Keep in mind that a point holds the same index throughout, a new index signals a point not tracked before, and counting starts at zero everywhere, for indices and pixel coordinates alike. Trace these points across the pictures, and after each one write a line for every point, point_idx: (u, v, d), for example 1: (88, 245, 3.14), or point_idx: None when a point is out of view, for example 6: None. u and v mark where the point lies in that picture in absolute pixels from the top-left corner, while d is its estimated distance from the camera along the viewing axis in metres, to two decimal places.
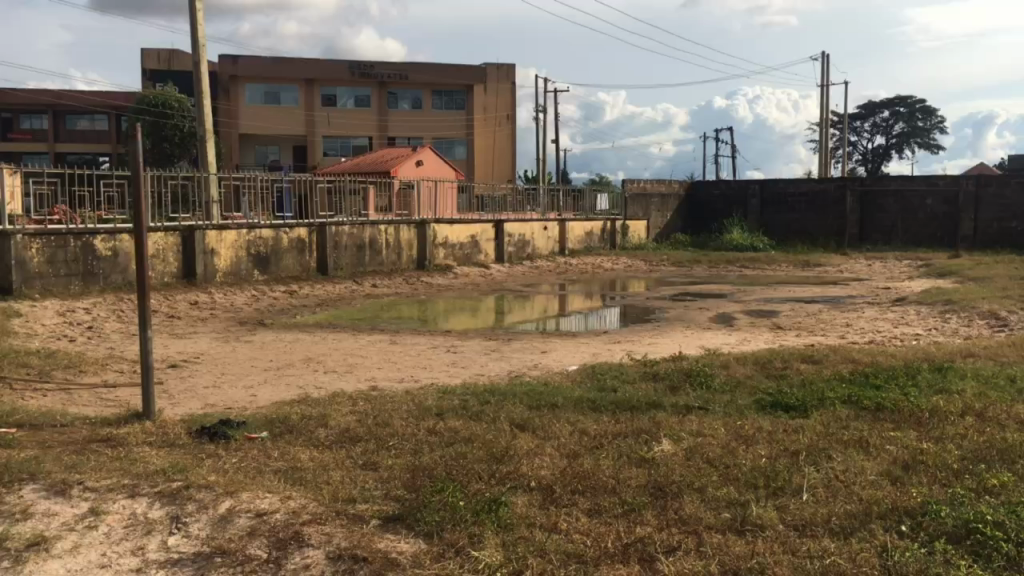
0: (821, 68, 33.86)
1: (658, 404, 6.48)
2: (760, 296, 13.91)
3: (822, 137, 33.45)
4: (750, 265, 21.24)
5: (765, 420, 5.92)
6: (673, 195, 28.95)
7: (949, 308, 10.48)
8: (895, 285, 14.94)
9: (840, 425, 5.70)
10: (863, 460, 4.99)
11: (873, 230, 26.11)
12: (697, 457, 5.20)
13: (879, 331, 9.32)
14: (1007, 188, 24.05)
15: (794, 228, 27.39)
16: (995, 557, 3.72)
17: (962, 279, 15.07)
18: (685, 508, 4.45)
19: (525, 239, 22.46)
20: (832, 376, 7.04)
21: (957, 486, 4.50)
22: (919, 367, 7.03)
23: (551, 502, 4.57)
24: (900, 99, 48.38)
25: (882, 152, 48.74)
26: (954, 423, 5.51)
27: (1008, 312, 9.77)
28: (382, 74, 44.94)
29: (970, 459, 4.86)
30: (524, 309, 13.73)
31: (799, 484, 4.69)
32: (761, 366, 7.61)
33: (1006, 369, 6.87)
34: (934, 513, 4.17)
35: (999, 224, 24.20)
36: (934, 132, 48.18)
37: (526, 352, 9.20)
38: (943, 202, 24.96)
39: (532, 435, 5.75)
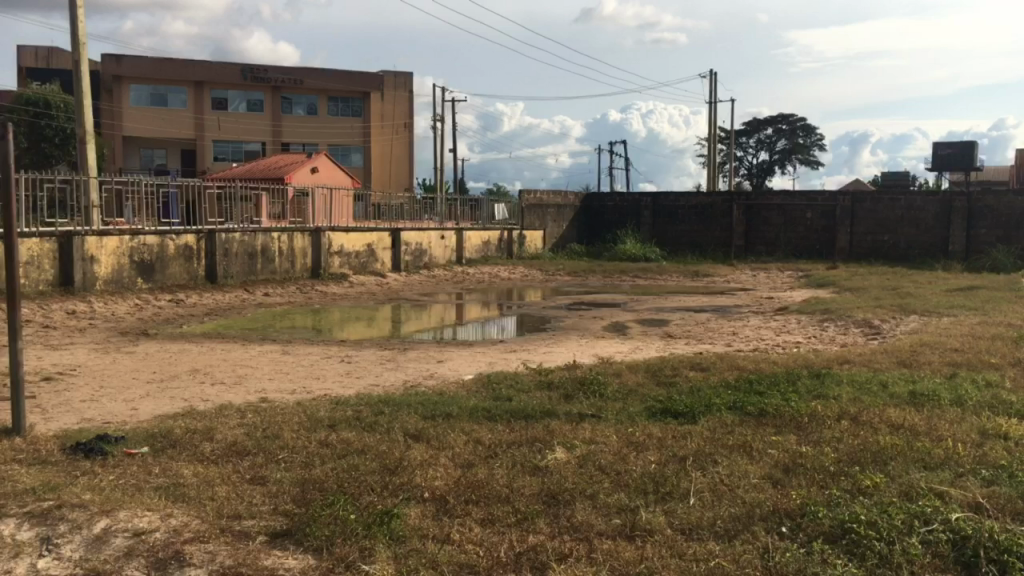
0: (710, 86, 35.06)
1: (551, 412, 6.54)
2: (652, 306, 14.22)
3: (711, 152, 34.60)
4: (643, 275, 21.75)
5: (655, 426, 6.05)
6: (568, 207, 29.30)
7: (827, 317, 10.99)
8: (778, 295, 15.52)
9: (725, 430, 5.88)
10: (746, 464, 5.17)
11: (757, 241, 27.15)
12: (590, 465, 5.26)
13: (763, 339, 9.70)
14: (880, 204, 25.43)
15: (684, 240, 28.14)
16: (868, 556, 3.91)
17: (839, 289, 15.82)
18: (577, 516, 4.50)
19: (421, 248, 22.28)
20: (718, 382, 7.28)
21: (834, 487, 4.71)
22: (799, 374, 7.33)
23: (444, 513, 4.54)
24: (782, 116, 50.57)
25: (766, 167, 50.79)
26: (831, 427, 5.77)
27: (881, 320, 10.31)
28: (275, 78, 43.95)
29: (846, 461, 5.10)
30: (421, 318, 13.65)
31: (687, 489, 4.82)
32: (652, 374, 7.77)
33: (879, 374, 7.23)
34: (812, 514, 4.35)
35: (873, 238, 25.54)
36: (813, 148, 50.54)
37: (422, 362, 9.15)
38: (822, 216, 26.19)
39: (426, 444, 5.71)
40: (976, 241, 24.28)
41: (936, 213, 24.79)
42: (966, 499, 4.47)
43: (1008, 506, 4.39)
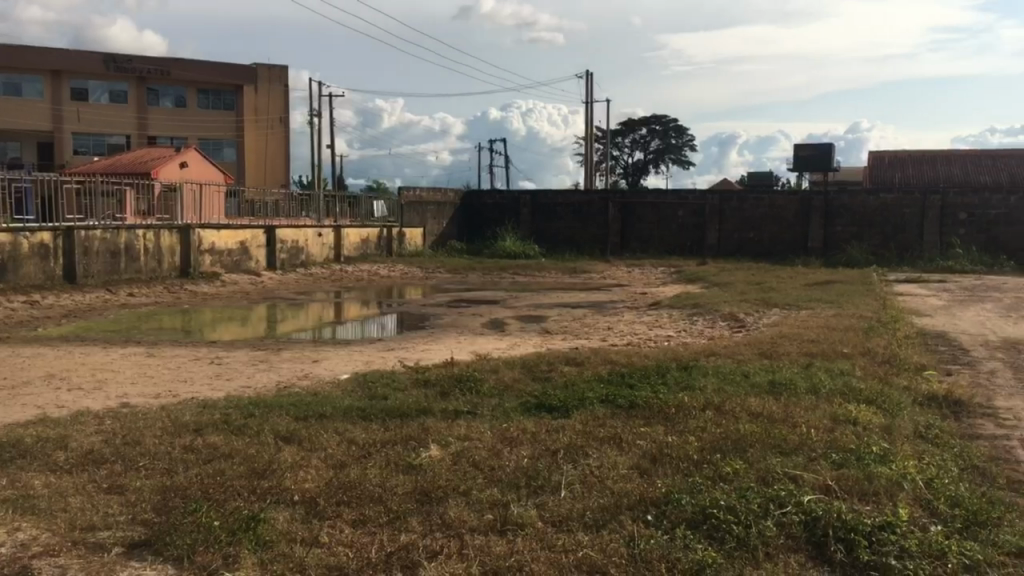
0: (586, 87, 35.78)
1: (427, 410, 6.52)
2: (530, 302, 14.39)
3: (588, 151, 35.31)
4: (522, 272, 21.97)
5: (529, 421, 6.12)
6: (448, 204, 29.24)
7: (697, 312, 11.39)
8: (652, 291, 15.96)
9: (597, 423, 6.01)
10: (615, 456, 5.30)
11: (632, 238, 27.88)
12: (464, 461, 5.28)
13: (637, 333, 9.99)
14: (746, 203, 26.54)
15: (563, 237, 28.58)
16: (728, 539, 4.09)
17: (708, 284, 16.45)
18: (450, 512, 4.50)
19: (298, 246, 21.77)
20: (591, 376, 7.43)
21: (697, 475, 4.89)
22: (668, 367, 7.57)
23: (314, 515, 4.46)
24: (655, 117, 52.13)
25: (641, 166, 52.23)
26: (696, 417, 5.99)
27: (746, 314, 10.75)
28: (140, 68, 42.14)
29: (708, 449, 5.31)
30: (298, 318, 13.35)
31: (558, 482, 4.90)
32: (527, 370, 7.85)
33: (742, 365, 7.54)
34: (676, 502, 4.50)
35: (739, 235, 26.65)
36: (685, 148, 52.34)
37: (297, 362, 8.95)
38: (693, 214, 27.17)
39: (297, 447, 5.59)
40: (833, 238, 25.64)
41: (797, 211, 26.06)
42: (818, 483, 4.72)
43: (855, 487, 4.67)
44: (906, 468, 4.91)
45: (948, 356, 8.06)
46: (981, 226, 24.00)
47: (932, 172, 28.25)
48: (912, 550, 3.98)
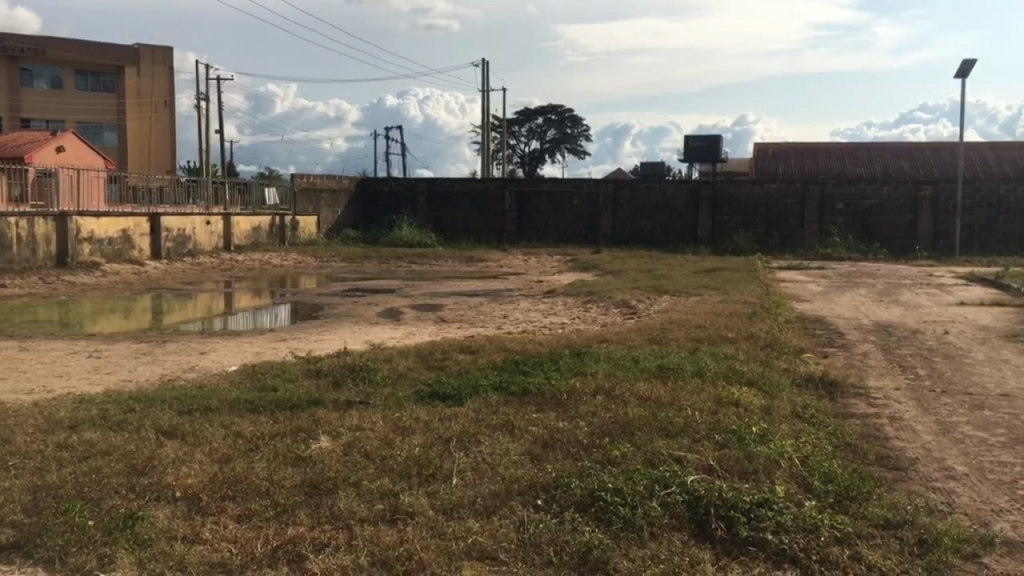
0: (482, 75, 35.82)
1: (318, 401, 6.41)
2: (426, 291, 14.33)
3: (485, 139, 35.35)
4: (418, 261, 21.82)
5: (422, 410, 6.11)
6: (343, 191, 28.72)
7: (590, 299, 11.56)
8: (547, 279, 16.12)
9: (490, 410, 6.04)
10: (508, 442, 5.34)
11: (528, 227, 28.09)
12: (355, 452, 5.22)
13: (531, 321, 10.08)
14: (638, 192, 27.10)
15: (459, 226, 28.55)
16: (615, 521, 4.19)
17: (602, 272, 16.73)
18: (338, 503, 4.44)
19: (184, 234, 21.00)
20: (486, 364, 7.46)
21: (586, 459, 4.98)
22: (561, 353, 7.67)
23: (197, 512, 4.33)
24: (551, 107, 52.61)
25: (537, 155, 52.68)
26: (587, 402, 6.09)
27: (638, 301, 10.98)
28: (11, 47, 39.75)
29: (598, 434, 5.41)
30: (185, 308, 12.87)
31: (450, 470, 4.90)
32: (422, 359, 7.81)
33: (633, 351, 7.71)
34: (564, 486, 4.58)
35: (632, 224, 27.20)
36: (580, 138, 53.03)
37: (182, 354, 8.64)
38: (587, 203, 27.55)
39: (181, 442, 5.40)
40: (721, 227, 26.47)
41: (687, 201, 26.78)
42: (701, 463, 4.88)
43: (735, 467, 4.85)
44: (783, 446, 5.12)
45: (825, 340, 8.45)
46: (857, 215, 25.19)
47: (812, 163, 29.49)
48: (788, 524, 4.17)
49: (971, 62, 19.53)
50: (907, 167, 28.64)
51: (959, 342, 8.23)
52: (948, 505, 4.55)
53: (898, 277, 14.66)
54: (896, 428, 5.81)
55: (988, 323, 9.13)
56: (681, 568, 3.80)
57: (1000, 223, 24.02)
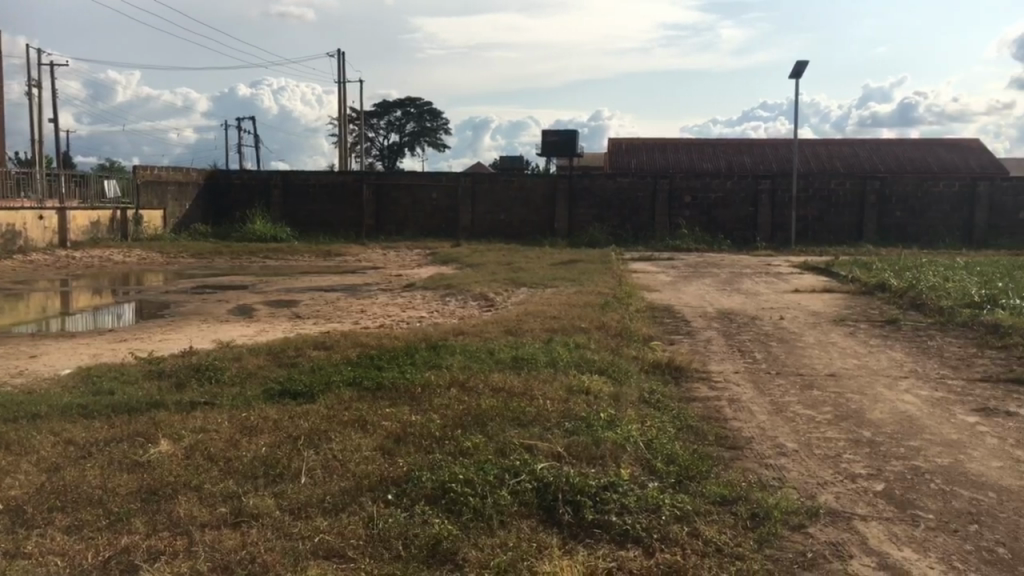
0: (339, 66, 35.14)
1: (159, 404, 6.12)
2: (281, 287, 13.94)
3: (343, 131, 34.69)
4: (273, 256, 21.23)
5: (271, 408, 5.94)
6: (191, 185, 27.44)
7: (448, 292, 11.56)
8: (405, 272, 16.01)
9: (342, 407, 5.95)
10: (359, 438, 5.26)
11: (387, 220, 27.81)
12: (198, 454, 5.02)
13: (389, 315, 9.98)
14: (497, 185, 27.32)
15: (316, 219, 27.92)
16: (466, 511, 4.21)
17: (461, 265, 16.78)
18: (178, 508, 4.26)
19: (13, 230, 19.57)
20: (340, 360, 7.32)
21: (437, 452, 4.98)
22: (417, 347, 7.63)
23: (20, 525, 4.04)
24: (409, 100, 52.24)
25: (396, 148, 52.25)
26: (442, 394, 6.10)
27: (495, 294, 11.07)
28: None
29: (451, 426, 5.41)
30: (15, 309, 12.00)
31: (298, 469, 4.79)
32: (273, 356, 7.58)
33: (489, 343, 7.78)
34: (415, 480, 4.56)
35: (492, 216, 27.40)
36: (440, 131, 52.96)
37: (10, 358, 8.05)
38: (446, 196, 27.52)
39: (4, 452, 5.03)
40: (577, 220, 27.08)
41: (544, 194, 27.22)
42: (550, 450, 4.97)
43: (583, 453, 4.97)
44: (629, 431, 5.29)
45: (672, 327, 8.80)
46: (703, 208, 26.33)
47: (663, 159, 30.62)
48: (632, 506, 4.31)
49: (804, 64, 20.71)
50: (749, 162, 30.19)
51: (793, 327, 8.76)
52: (779, 479, 4.83)
53: (740, 266, 15.42)
54: (734, 409, 6.12)
55: (818, 309, 9.75)
56: (528, 553, 3.87)
57: (831, 215, 25.72)
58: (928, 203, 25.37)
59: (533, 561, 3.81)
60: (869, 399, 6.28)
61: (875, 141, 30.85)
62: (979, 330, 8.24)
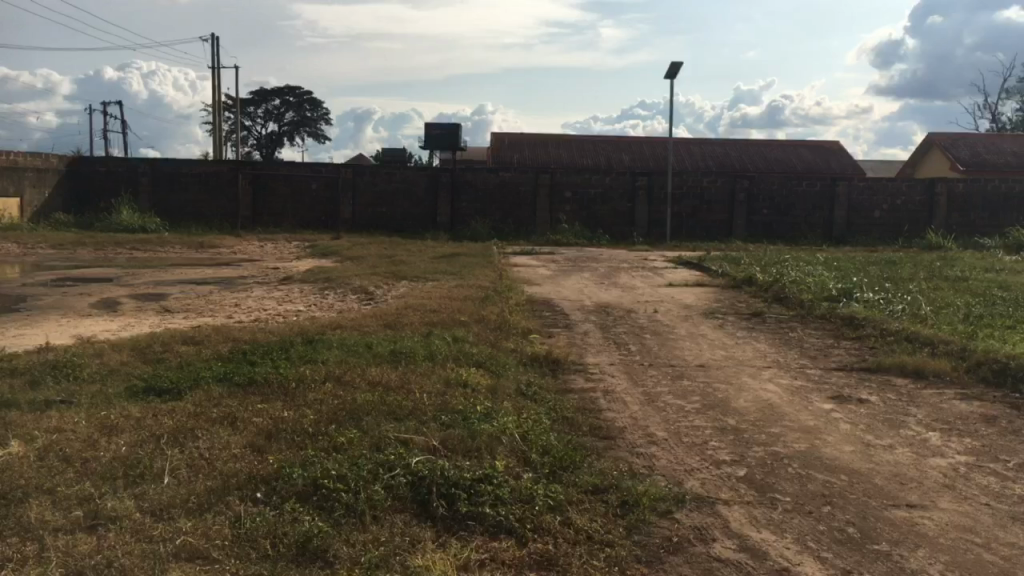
0: (213, 51, 33.88)
1: (11, 404, 5.74)
2: (150, 279, 13.33)
3: (218, 118, 33.47)
4: (141, 247, 20.29)
5: (134, 407, 5.68)
6: (51, 171, 25.83)
7: (327, 286, 11.35)
8: (283, 265, 15.63)
9: (211, 403, 5.74)
10: (228, 435, 5.09)
11: (264, 212, 27.01)
12: (51, 456, 4.74)
13: (264, 308, 9.71)
14: (378, 177, 26.99)
15: (189, 210, 26.85)
16: (338, 508, 4.14)
17: (341, 258, 16.52)
18: (28, 514, 4.01)
19: None
20: (210, 355, 7.06)
21: (309, 448, 4.88)
22: (291, 341, 7.44)
23: None
24: (289, 89, 50.96)
25: (275, 138, 50.95)
26: (317, 389, 5.97)
27: (375, 287, 10.94)
28: None
29: (324, 422, 5.31)
30: None
31: (162, 469, 4.59)
32: (138, 352, 7.25)
33: (367, 337, 7.66)
34: (286, 477, 4.45)
35: (373, 209, 27.04)
36: (320, 122, 51.95)
37: None
38: (326, 187, 26.98)
39: None
40: (459, 214, 27.07)
41: (426, 187, 27.06)
42: (426, 444, 4.95)
43: (459, 446, 4.97)
44: (506, 424, 5.32)
45: (551, 320, 8.93)
46: (583, 204, 26.81)
47: (544, 154, 31.00)
48: (506, 497, 4.34)
49: (679, 65, 21.34)
50: (627, 159, 30.93)
51: (666, 320, 9.04)
52: (649, 467, 4.96)
53: (618, 260, 15.79)
54: (608, 400, 6.26)
55: (690, 302, 10.11)
56: (401, 548, 3.84)
57: (703, 212, 26.65)
58: (793, 202, 26.66)
59: (406, 555, 3.78)
60: (734, 388, 6.55)
61: (745, 141, 32.19)
62: (835, 322, 8.72)
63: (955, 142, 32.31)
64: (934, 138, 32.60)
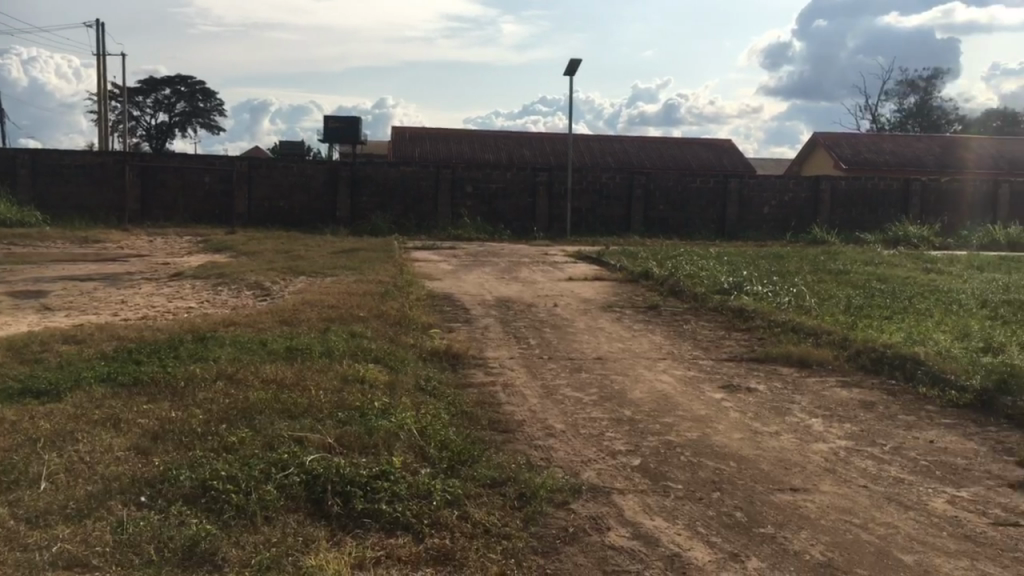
0: (98, 38, 32.41)
1: None
2: (29, 276, 12.64)
3: (104, 107, 32.03)
4: (20, 242, 19.21)
5: (9, 410, 5.37)
6: None
7: (221, 282, 11.00)
8: (175, 261, 15.08)
9: (94, 405, 5.48)
10: (111, 438, 4.87)
11: (155, 205, 26.00)
12: None
13: (153, 305, 9.34)
14: (275, 170, 26.37)
15: (72, 203, 25.58)
16: (227, 510, 4.02)
17: (236, 253, 16.06)
18: None
19: None
20: (93, 355, 6.74)
21: (199, 448, 4.72)
22: (181, 340, 7.18)
23: None
24: (179, 78, 49.21)
25: (165, 129, 49.12)
26: (208, 389, 5.78)
27: (271, 283, 10.68)
28: None
29: (214, 421, 5.14)
30: None
31: (38, 474, 4.35)
32: (14, 352, 6.86)
33: (261, 334, 7.46)
34: (173, 479, 4.29)
35: (269, 203, 26.40)
36: (213, 113, 50.44)
37: None
38: (220, 180, 26.19)
39: None
40: (359, 208, 26.70)
41: (325, 181, 26.59)
42: (321, 442, 4.85)
43: (356, 443, 4.89)
44: (403, 419, 5.26)
45: (451, 315, 8.90)
46: (484, 198, 26.86)
47: (446, 149, 30.90)
48: (403, 493, 4.30)
49: (577, 62, 21.58)
50: (528, 155, 31.15)
51: (565, 313, 9.14)
52: (546, 460, 5.00)
53: (518, 255, 15.89)
54: (507, 393, 6.29)
55: (589, 296, 10.26)
56: (294, 548, 3.75)
57: (602, 208, 27.08)
58: (688, 198, 27.38)
59: (299, 556, 3.69)
60: (630, 379, 6.68)
61: (642, 138, 32.85)
62: (727, 314, 8.99)
63: (839, 142, 33.80)
64: (820, 138, 34.03)
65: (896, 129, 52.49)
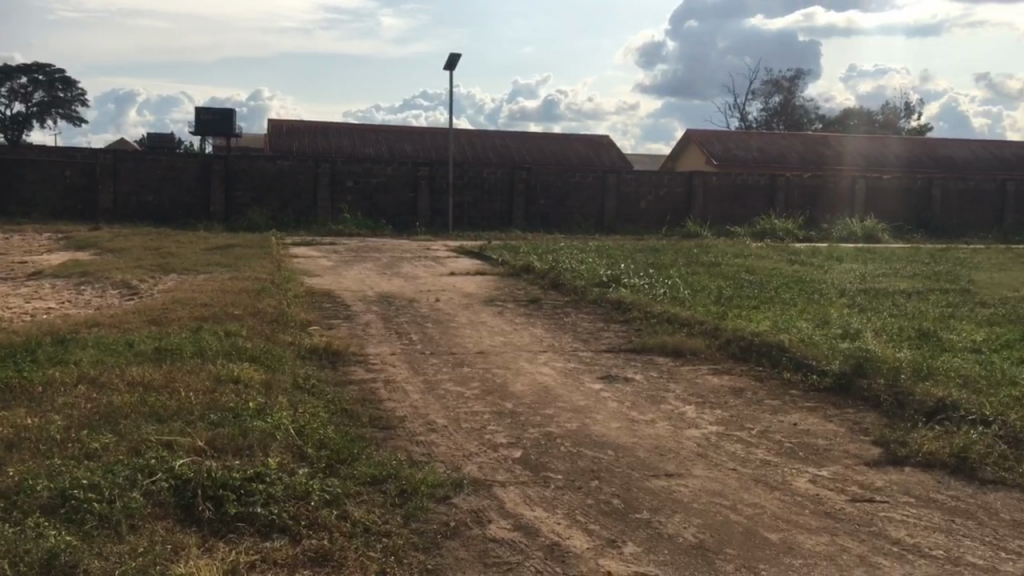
0: None
1: None
2: None
3: None
4: None
5: None
6: None
7: (84, 281, 10.42)
8: (32, 259, 14.20)
9: None
10: None
11: (9, 201, 24.38)
12: None
13: (7, 307, 8.76)
14: (142, 164, 25.18)
15: None
16: (88, 519, 3.81)
17: (101, 250, 15.26)
18: None
19: None
20: None
21: (57, 457, 4.45)
22: (39, 343, 6.75)
23: None
24: (36, 65, 46.37)
25: (21, 120, 46.21)
26: (69, 393, 5.47)
27: (139, 282, 10.18)
28: None
29: (75, 428, 4.86)
30: None
31: None
32: None
33: (127, 335, 7.11)
34: (28, 489, 4.04)
35: (136, 198, 25.19)
36: (74, 103, 47.78)
37: None
38: (81, 174, 24.80)
39: None
40: (234, 203, 25.83)
41: (197, 176, 25.61)
42: (191, 445, 4.66)
43: (229, 445, 4.73)
44: (279, 419, 5.12)
45: (331, 312, 8.73)
46: (365, 193, 26.51)
47: (325, 144, 30.32)
48: (279, 495, 4.18)
49: (457, 55, 21.56)
50: (410, 149, 30.92)
51: (446, 308, 9.12)
52: (428, 455, 4.97)
53: (400, 251, 15.76)
54: (388, 390, 6.22)
55: (471, 290, 10.28)
56: (162, 557, 3.59)
57: (483, 202, 27.18)
58: (568, 193, 27.81)
59: (166, 565, 3.53)
60: (511, 372, 6.74)
61: (523, 134, 33.14)
62: (605, 307, 9.18)
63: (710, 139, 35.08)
64: (692, 135, 35.23)
65: (763, 127, 54.97)
